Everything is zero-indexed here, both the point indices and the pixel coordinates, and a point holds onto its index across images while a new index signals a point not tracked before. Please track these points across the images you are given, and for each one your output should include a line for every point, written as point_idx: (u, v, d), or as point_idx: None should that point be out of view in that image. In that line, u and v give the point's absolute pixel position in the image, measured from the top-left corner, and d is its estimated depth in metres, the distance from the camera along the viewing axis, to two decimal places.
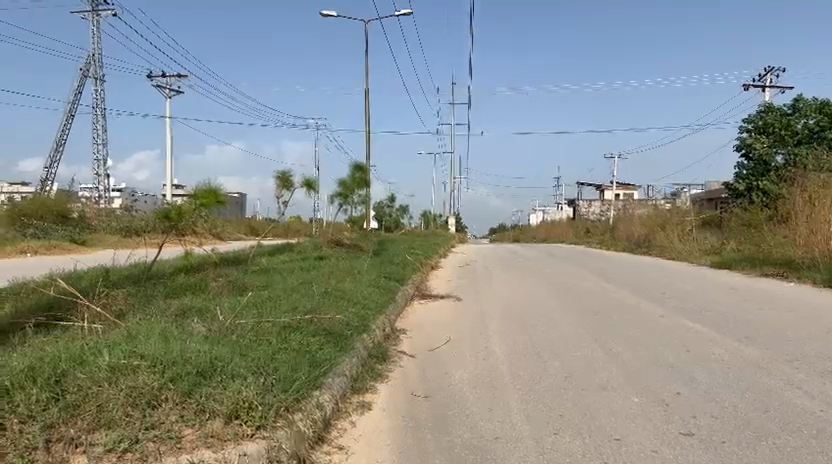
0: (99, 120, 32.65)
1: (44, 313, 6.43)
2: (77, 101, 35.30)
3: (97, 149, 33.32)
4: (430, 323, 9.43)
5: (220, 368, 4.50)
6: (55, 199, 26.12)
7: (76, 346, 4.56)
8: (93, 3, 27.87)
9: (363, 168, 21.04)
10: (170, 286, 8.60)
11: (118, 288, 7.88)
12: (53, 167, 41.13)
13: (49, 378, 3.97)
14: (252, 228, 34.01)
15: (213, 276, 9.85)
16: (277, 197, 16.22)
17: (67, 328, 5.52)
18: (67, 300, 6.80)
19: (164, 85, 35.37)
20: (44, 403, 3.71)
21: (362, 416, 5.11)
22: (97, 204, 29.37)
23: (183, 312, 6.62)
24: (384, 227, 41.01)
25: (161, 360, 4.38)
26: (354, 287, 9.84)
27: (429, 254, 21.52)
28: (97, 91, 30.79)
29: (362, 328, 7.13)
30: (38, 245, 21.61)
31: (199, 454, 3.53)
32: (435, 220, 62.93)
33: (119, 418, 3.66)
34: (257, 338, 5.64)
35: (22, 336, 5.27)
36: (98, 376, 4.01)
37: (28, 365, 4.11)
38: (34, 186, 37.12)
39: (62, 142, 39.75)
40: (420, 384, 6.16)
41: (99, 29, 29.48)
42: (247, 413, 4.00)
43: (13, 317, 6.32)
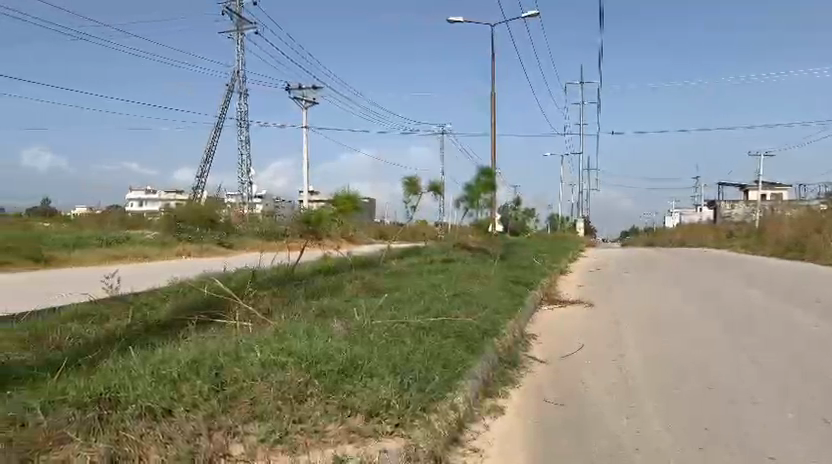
0: (243, 131, 35.01)
1: (202, 310, 7.00)
2: (224, 115, 38.11)
3: (242, 159, 35.74)
4: (561, 329, 9.26)
5: (360, 366, 4.70)
6: (205, 206, 28.44)
7: (232, 342, 4.94)
8: (238, 24, 29.98)
9: (490, 172, 21.08)
10: (310, 287, 9.06)
11: (264, 289, 8.41)
12: (203, 177, 44.57)
13: (209, 371, 4.33)
14: (381, 232, 35.03)
15: (349, 279, 10.26)
16: (407, 202, 16.61)
17: (222, 325, 5.99)
18: (221, 299, 7.40)
19: (300, 96, 37.31)
20: (206, 394, 4.04)
21: (496, 420, 5.12)
22: (241, 210, 31.52)
23: (322, 312, 6.96)
24: (510, 231, 40.68)
25: (307, 357, 4.65)
26: (483, 291, 9.86)
27: (557, 258, 21.08)
28: (241, 104, 33.06)
29: (493, 331, 7.15)
30: (192, 248, 23.50)
31: (343, 449, 3.70)
32: (563, 224, 61.54)
33: (270, 411, 3.91)
34: (393, 339, 5.82)
35: (184, 331, 5.78)
36: (251, 372, 4.33)
37: (192, 359, 4.51)
38: (188, 194, 40.49)
39: (211, 154, 43.06)
40: (552, 390, 6.07)
41: (243, 48, 31.65)
42: (385, 412, 4.15)
43: (176, 313, 6.97)
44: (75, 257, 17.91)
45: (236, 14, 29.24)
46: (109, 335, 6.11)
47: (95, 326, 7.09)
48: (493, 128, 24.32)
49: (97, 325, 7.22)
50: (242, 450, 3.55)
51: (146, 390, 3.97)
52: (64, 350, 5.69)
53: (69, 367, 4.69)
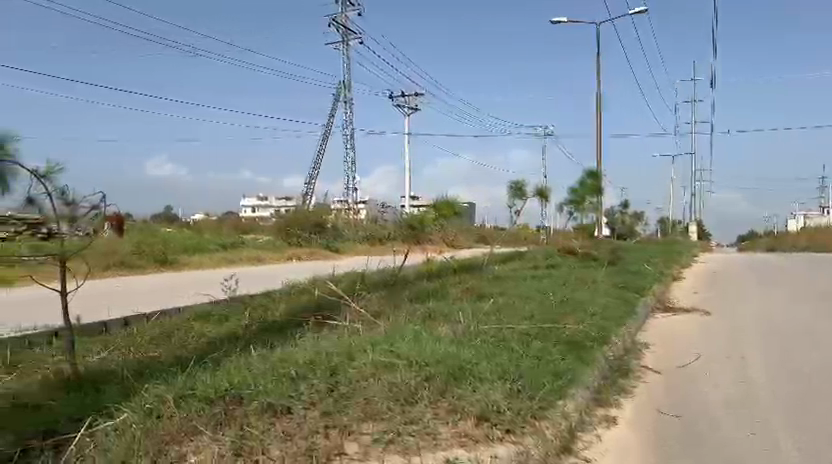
0: (349, 138, 36.03)
1: (314, 312, 7.25)
2: (330, 123, 39.39)
3: (347, 165, 36.78)
4: (675, 338, 8.86)
5: (470, 370, 4.71)
6: (313, 212, 29.48)
7: (345, 343, 5.09)
8: (344, 35, 30.91)
9: (596, 174, 20.56)
10: (416, 291, 9.18)
11: (372, 292, 8.59)
12: (311, 184, 46.26)
13: (325, 371, 4.48)
14: (483, 236, 34.95)
15: (455, 283, 10.32)
16: (511, 206, 16.47)
17: (334, 328, 6.20)
18: (332, 302, 7.64)
19: (403, 103, 37.95)
20: (322, 393, 4.19)
21: (608, 430, 4.96)
22: (347, 215, 32.43)
23: (429, 316, 7.03)
24: (617, 235, 39.38)
25: (417, 360, 4.71)
26: (591, 296, 9.61)
27: (669, 264, 20.20)
28: (347, 113, 34.04)
29: (603, 339, 6.94)
30: (301, 252, 24.42)
31: (454, 452, 3.72)
32: (673, 227, 58.89)
33: (383, 412, 4.00)
34: (501, 344, 5.78)
35: (300, 332, 6.01)
36: (365, 374, 4.45)
37: (308, 358, 4.69)
38: (297, 200, 42.15)
39: (319, 161, 44.62)
40: (667, 401, 5.81)
41: (349, 57, 32.58)
42: (495, 417, 4.12)
43: (290, 314, 7.27)
44: (197, 261, 19.09)
45: (342, 26, 30.18)
46: (230, 335, 6.46)
47: (218, 325, 7.52)
48: (599, 130, 23.68)
49: (220, 324, 7.66)
50: (357, 449, 3.65)
51: (267, 388, 4.17)
52: (191, 348, 6.08)
53: (196, 364, 5.00)
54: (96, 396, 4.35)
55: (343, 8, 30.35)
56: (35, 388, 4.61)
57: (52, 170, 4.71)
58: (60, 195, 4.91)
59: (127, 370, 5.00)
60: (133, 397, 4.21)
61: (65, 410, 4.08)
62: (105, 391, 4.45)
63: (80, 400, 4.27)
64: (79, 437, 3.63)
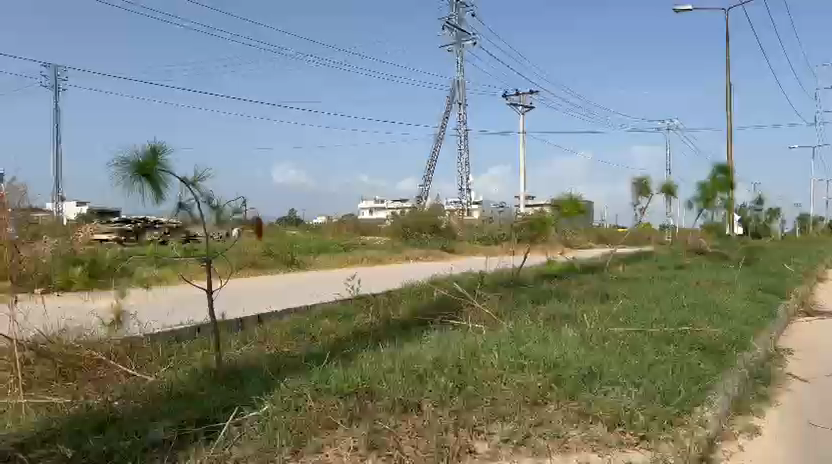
0: (463, 140, 36.14)
1: (436, 312, 7.34)
2: (444, 125, 39.71)
3: (461, 166, 36.92)
4: (823, 345, 8.16)
5: (599, 374, 4.59)
6: (428, 213, 29.86)
7: (469, 343, 5.11)
8: (457, 37, 31.05)
9: (726, 169, 19.35)
10: (537, 292, 9.06)
11: (493, 292, 8.59)
12: (425, 185, 46.82)
13: (452, 370, 4.53)
14: (602, 236, 33.88)
15: (577, 285, 10.05)
16: (635, 204, 15.83)
17: (458, 328, 6.24)
18: (454, 302, 7.69)
19: (517, 102, 37.51)
20: (450, 391, 4.24)
21: (750, 441, 4.66)
22: (461, 216, 32.57)
23: (552, 317, 6.92)
24: (749, 234, 36.83)
25: (544, 362, 4.66)
26: (725, 299, 9.06)
27: (812, 264, 18.63)
28: (461, 114, 34.15)
29: (742, 344, 6.53)
30: (418, 253, 24.75)
31: (585, 457, 3.65)
32: (815, 225, 54.23)
33: (512, 413, 3.99)
34: (630, 348, 5.59)
35: (425, 331, 6.10)
36: (492, 374, 4.45)
37: (435, 357, 4.76)
38: (412, 202, 42.82)
39: (433, 163, 45.10)
40: (817, 413, 5.36)
41: (462, 59, 32.70)
42: (628, 422, 4.00)
43: (413, 313, 7.41)
44: (319, 261, 19.85)
45: (456, 28, 30.33)
46: (356, 333, 6.67)
47: (344, 323, 7.78)
48: (730, 122, 22.22)
49: (346, 322, 7.92)
50: (487, 448, 3.67)
51: (397, 385, 4.27)
52: (321, 345, 6.34)
53: (328, 360, 5.20)
54: (239, 388, 4.64)
55: (457, 10, 30.49)
56: (185, 379, 4.99)
57: (201, 180, 5.08)
58: (207, 201, 5.30)
59: (265, 365, 5.30)
60: (272, 390, 4.46)
61: (213, 401, 4.39)
62: (247, 384, 4.74)
63: (225, 392, 4.57)
64: (226, 425, 3.89)
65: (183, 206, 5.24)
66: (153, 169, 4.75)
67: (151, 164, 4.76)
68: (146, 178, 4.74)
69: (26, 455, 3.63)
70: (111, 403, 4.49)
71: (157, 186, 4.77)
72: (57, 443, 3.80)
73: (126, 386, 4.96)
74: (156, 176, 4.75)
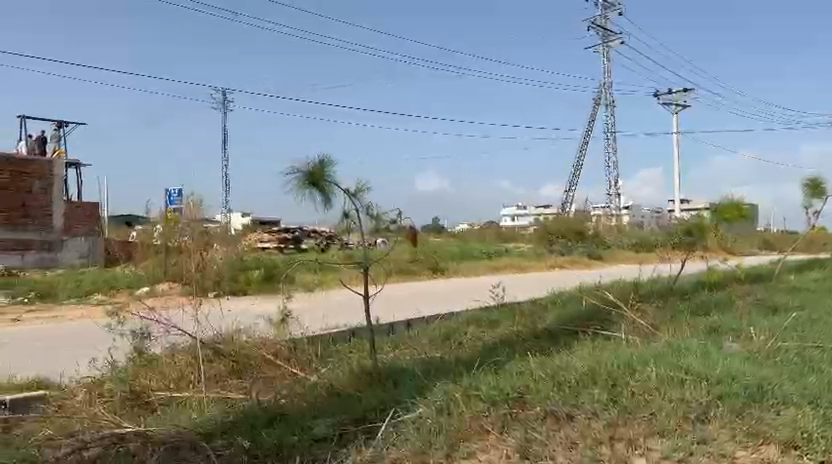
0: (610, 143, 34.96)
1: (587, 321, 7.17)
2: (591, 128, 38.64)
3: (609, 170, 35.70)
4: None
5: (770, 391, 4.25)
6: (574, 219, 29.17)
7: (624, 355, 4.96)
8: (604, 37, 30.15)
9: None
10: (697, 302, 8.54)
11: (647, 302, 8.22)
12: (571, 191, 45.80)
13: (607, 381, 4.43)
14: (769, 243, 31.20)
15: (740, 295, 9.36)
16: (808, 207, 14.43)
17: (611, 338, 6.06)
18: (605, 311, 7.47)
19: (669, 101, 35.62)
20: (604, 404, 4.12)
21: None
22: (609, 221, 31.47)
23: (714, 330, 6.50)
24: None
25: (706, 377, 4.40)
26: None
27: None
28: (608, 116, 33.05)
29: None
30: (563, 260, 24.23)
31: None
32: None
33: (671, 428, 3.80)
34: (806, 365, 5.12)
35: (576, 341, 5.99)
36: (649, 387, 4.29)
37: (589, 368, 4.67)
38: (557, 208, 42.03)
39: (579, 167, 43.99)
40: None
41: (610, 59, 31.67)
42: (805, 445, 3.68)
43: (563, 322, 7.28)
44: (464, 268, 20.06)
45: (602, 28, 29.47)
46: (503, 340, 6.69)
47: (490, 330, 7.84)
48: None
49: (492, 329, 7.98)
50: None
51: (549, 395, 4.24)
52: (470, 351, 6.44)
53: (478, 366, 5.26)
54: (394, 391, 4.82)
55: (603, 10, 29.60)
56: (344, 381, 5.28)
57: (361, 191, 5.39)
58: (367, 210, 5.63)
59: (417, 368, 5.48)
60: (425, 394, 4.59)
61: (370, 402, 4.60)
62: (401, 387, 4.92)
63: (380, 393, 4.78)
64: (383, 426, 4.06)
65: (346, 214, 5.60)
66: (321, 178, 5.13)
67: (319, 174, 5.14)
68: (314, 187, 5.12)
69: (207, 444, 4.01)
70: (279, 401, 4.86)
71: (324, 195, 5.13)
72: (234, 435, 4.18)
73: (292, 384, 5.35)
74: (323, 186, 5.10)
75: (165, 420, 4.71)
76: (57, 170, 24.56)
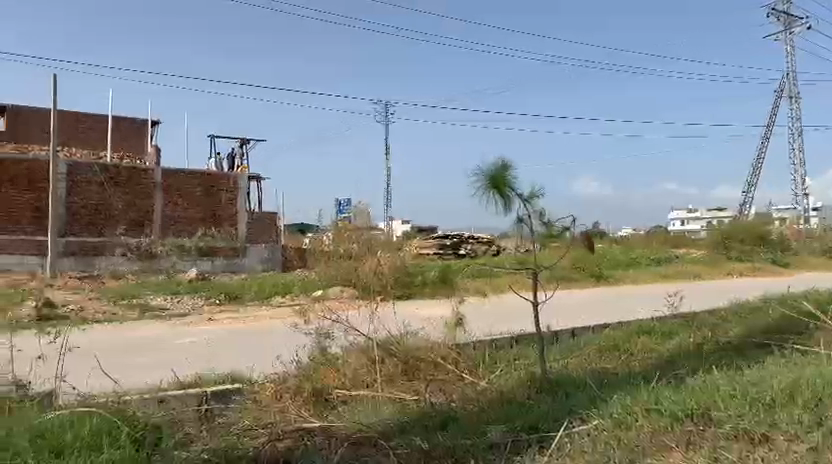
0: (796, 138, 31.72)
1: (778, 335, 6.55)
2: (772, 123, 35.32)
3: (795, 169, 32.40)
4: None
5: None
6: (755, 223, 26.82)
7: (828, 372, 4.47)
8: (786, 23, 27.47)
9: None
10: None
11: None
12: (750, 192, 42.20)
13: (809, 401, 4.03)
14: None
15: None
16: None
17: (809, 352, 5.49)
18: (801, 325, 6.77)
19: None
20: (807, 426, 3.73)
21: None
22: (796, 225, 28.53)
23: None
24: None
25: None
26: None
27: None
28: (793, 109, 30.03)
29: None
30: (743, 268, 22.33)
31: None
32: None
33: None
34: None
35: (766, 356, 5.51)
36: None
37: (786, 385, 4.27)
38: (734, 212, 38.88)
39: (759, 167, 40.38)
40: None
41: (794, 47, 28.78)
42: None
43: (749, 335, 6.71)
44: (630, 276, 19.20)
45: (783, 13, 26.88)
46: (681, 352, 6.31)
47: (663, 341, 7.42)
48: None
49: (668, 340, 7.57)
50: None
51: (740, 413, 3.94)
52: (646, 362, 6.13)
53: (657, 380, 5.02)
54: (567, 400, 4.72)
55: None
56: (515, 387, 5.28)
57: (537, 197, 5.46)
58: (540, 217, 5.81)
59: (590, 379, 5.32)
60: (600, 405, 4.45)
61: (543, 409, 4.56)
62: (574, 396, 4.83)
63: (553, 403, 4.71)
64: (558, 436, 4.00)
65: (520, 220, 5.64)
66: (503, 182, 5.34)
67: (501, 178, 5.36)
68: (495, 190, 5.36)
69: (386, 443, 4.19)
70: (451, 404, 4.97)
71: (502, 200, 5.36)
72: (411, 435, 4.32)
73: (462, 389, 5.44)
74: (504, 191, 5.31)
75: (345, 417, 4.98)
76: (241, 182, 27.26)
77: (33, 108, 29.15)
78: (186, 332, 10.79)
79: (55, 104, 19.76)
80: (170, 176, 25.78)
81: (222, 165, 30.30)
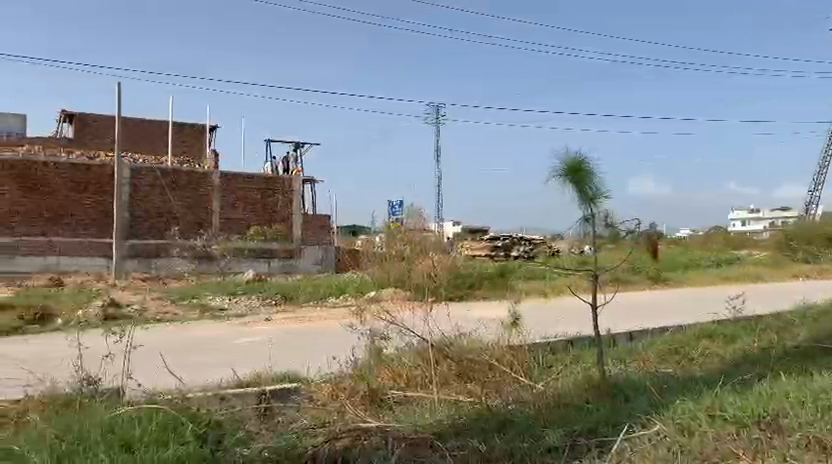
0: None
1: None
2: None
3: None
4: None
5: None
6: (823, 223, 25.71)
7: None
8: None
9: None
10: None
11: None
12: (817, 191, 40.48)
13: None
14: None
15: None
16: None
17: None
18: None
19: None
20: None
21: None
22: None
23: None
24: None
25: None
26: None
27: None
28: None
29: None
30: (810, 270, 21.43)
31: None
32: None
33: None
34: None
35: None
36: None
37: None
38: (800, 211, 37.35)
39: (828, 164, 38.70)
40: None
41: None
42: None
43: (818, 340, 6.46)
44: (690, 278, 18.69)
45: None
46: (745, 357, 6.12)
47: (726, 346, 7.19)
48: None
49: (731, 344, 7.34)
50: None
51: (811, 421, 3.79)
52: (709, 367, 5.96)
53: (720, 385, 4.88)
54: (626, 405, 4.64)
55: None
56: (572, 390, 5.22)
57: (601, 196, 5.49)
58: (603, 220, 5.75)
59: (649, 383, 5.22)
60: (661, 410, 4.36)
61: (601, 413, 4.50)
62: (634, 400, 4.74)
63: (612, 406, 4.63)
64: (618, 441, 3.94)
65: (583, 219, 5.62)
66: None
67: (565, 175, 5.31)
68: None
69: (443, 444, 4.20)
70: (507, 407, 4.94)
71: None
72: (468, 436, 4.32)
73: (518, 391, 5.40)
74: None
75: (401, 418, 5.01)
76: (295, 185, 27.85)
77: (99, 116, 30.38)
78: (245, 332, 11.06)
79: (119, 111, 20.58)
80: (227, 180, 26.49)
81: (277, 168, 30.93)
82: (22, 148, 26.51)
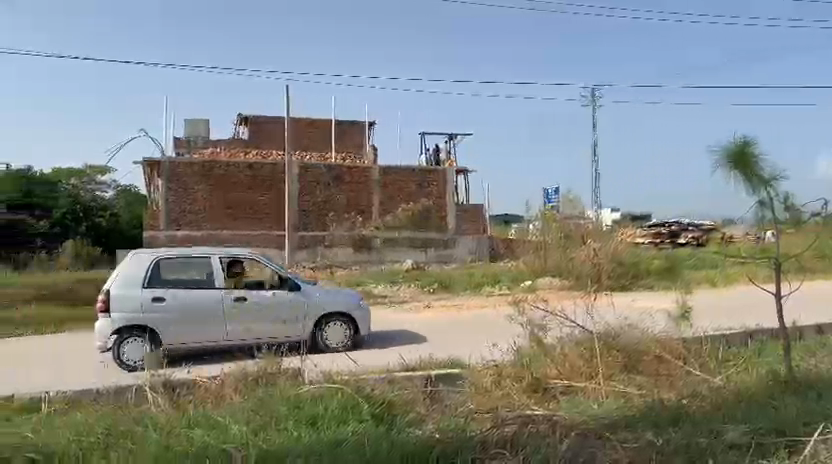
0: None
1: None
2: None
3: None
4: None
5: None
6: None
7: None
8: None
9: None
10: None
11: None
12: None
13: None
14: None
15: None
16: None
17: None
18: None
19: None
20: None
21: None
22: None
23: None
24: None
25: None
26: None
27: None
28: None
29: None
30: None
31: None
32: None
33: None
34: None
35: None
36: None
37: None
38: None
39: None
40: None
41: None
42: None
43: None
44: None
45: None
46: None
47: None
48: None
49: None
50: None
51: None
52: None
53: None
54: (819, 404, 4.27)
55: None
56: (752, 385, 4.90)
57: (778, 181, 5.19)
58: (783, 200, 5.34)
59: None
60: None
61: (789, 411, 4.19)
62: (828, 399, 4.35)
63: (801, 405, 4.27)
64: (810, 443, 3.65)
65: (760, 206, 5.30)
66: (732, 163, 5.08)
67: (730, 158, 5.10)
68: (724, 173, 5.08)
69: (613, 435, 4.12)
70: (682, 401, 4.73)
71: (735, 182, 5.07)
72: (640, 429, 4.21)
73: (693, 385, 5.15)
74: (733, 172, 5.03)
75: (568, 407, 4.98)
76: (448, 176, 28.27)
77: (270, 117, 32.80)
78: (406, 318, 11.50)
79: (290, 114, 22.09)
80: (385, 173, 27.48)
81: (432, 160, 31.59)
82: (207, 150, 29.36)
